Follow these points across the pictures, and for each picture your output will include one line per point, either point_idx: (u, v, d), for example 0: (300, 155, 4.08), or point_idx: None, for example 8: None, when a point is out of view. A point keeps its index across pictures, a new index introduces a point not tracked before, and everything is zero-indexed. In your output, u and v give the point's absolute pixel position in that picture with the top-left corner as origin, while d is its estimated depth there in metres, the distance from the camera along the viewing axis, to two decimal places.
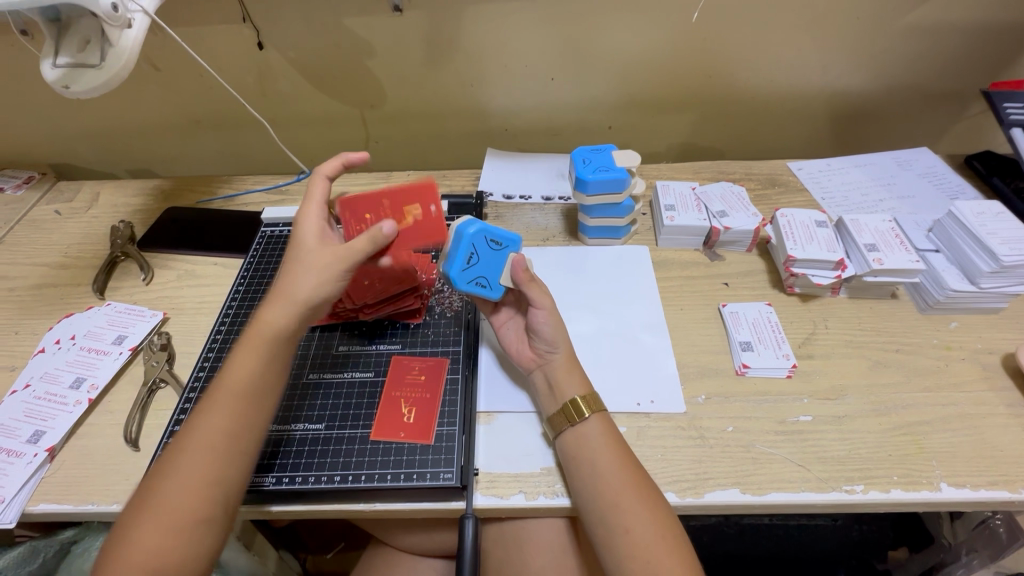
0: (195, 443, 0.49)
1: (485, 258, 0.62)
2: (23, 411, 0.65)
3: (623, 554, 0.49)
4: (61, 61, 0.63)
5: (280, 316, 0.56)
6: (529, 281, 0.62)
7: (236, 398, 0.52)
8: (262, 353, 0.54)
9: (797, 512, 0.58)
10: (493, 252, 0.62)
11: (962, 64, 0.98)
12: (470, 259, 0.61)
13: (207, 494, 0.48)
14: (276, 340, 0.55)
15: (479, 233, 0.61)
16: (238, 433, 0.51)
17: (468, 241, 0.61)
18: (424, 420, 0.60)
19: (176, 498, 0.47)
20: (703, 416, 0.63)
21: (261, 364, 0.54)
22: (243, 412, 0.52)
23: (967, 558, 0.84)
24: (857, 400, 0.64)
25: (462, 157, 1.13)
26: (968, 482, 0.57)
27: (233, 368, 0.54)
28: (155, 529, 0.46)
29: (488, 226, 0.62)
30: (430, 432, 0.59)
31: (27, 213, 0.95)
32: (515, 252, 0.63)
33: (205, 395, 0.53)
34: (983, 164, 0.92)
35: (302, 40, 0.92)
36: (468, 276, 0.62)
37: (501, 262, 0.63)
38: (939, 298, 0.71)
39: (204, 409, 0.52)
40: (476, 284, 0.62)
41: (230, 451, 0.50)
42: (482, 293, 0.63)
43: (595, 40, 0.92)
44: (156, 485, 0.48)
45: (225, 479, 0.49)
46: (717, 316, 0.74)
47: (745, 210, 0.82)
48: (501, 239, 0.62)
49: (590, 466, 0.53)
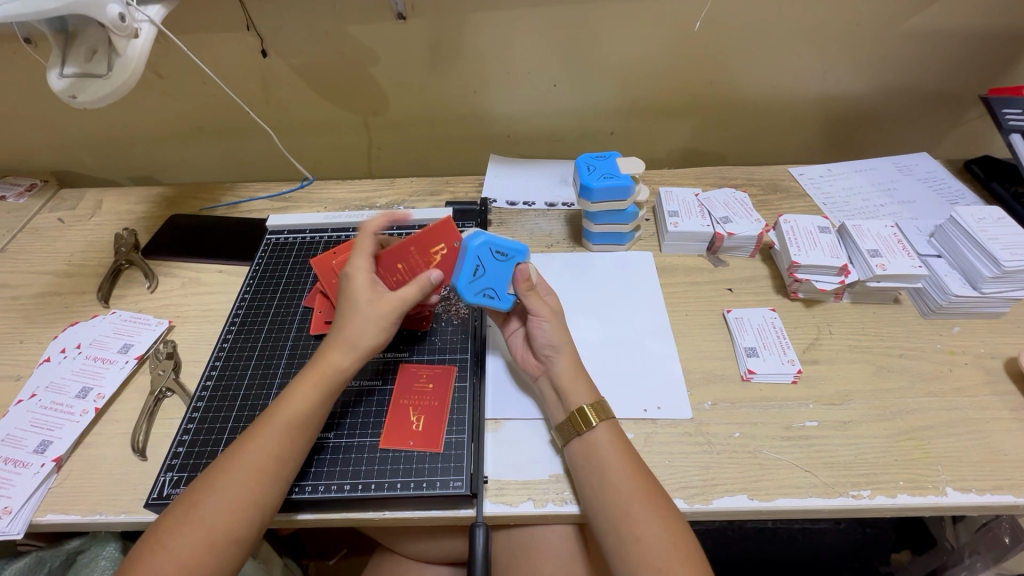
0: (247, 465, 0.50)
1: (491, 270, 0.61)
2: (30, 421, 0.65)
3: (635, 562, 0.49)
4: (67, 71, 0.63)
5: (337, 350, 0.57)
6: (528, 290, 0.62)
7: (290, 427, 0.53)
8: (322, 388, 0.56)
9: (804, 518, 0.58)
10: (498, 263, 0.61)
11: (960, 69, 0.99)
12: (476, 272, 0.61)
13: (246, 516, 0.49)
14: (335, 376, 0.56)
15: (484, 244, 0.60)
16: (288, 463, 0.52)
17: (473, 254, 0.60)
18: (433, 428, 0.60)
19: (218, 516, 0.48)
20: (709, 422, 0.64)
21: (318, 397, 0.55)
22: (296, 444, 0.53)
23: (970, 560, 0.85)
24: (862, 406, 0.65)
25: (465, 162, 1.13)
26: (974, 486, 0.58)
27: (292, 398, 0.55)
28: (191, 542, 0.46)
29: (493, 238, 0.61)
30: (440, 441, 0.60)
31: (30, 220, 0.95)
32: (521, 262, 0.62)
33: (259, 418, 0.54)
34: (982, 169, 0.93)
35: (305, 48, 0.92)
36: (475, 288, 0.61)
37: (507, 272, 0.62)
38: (941, 303, 0.71)
39: (257, 431, 0.53)
40: (484, 295, 0.62)
41: (276, 478, 0.51)
42: (491, 304, 0.62)
43: (597, 47, 0.93)
44: (199, 497, 0.49)
45: (265, 505, 0.50)
46: (722, 322, 0.74)
47: (748, 216, 0.83)
48: (507, 250, 0.61)
49: (600, 474, 0.54)
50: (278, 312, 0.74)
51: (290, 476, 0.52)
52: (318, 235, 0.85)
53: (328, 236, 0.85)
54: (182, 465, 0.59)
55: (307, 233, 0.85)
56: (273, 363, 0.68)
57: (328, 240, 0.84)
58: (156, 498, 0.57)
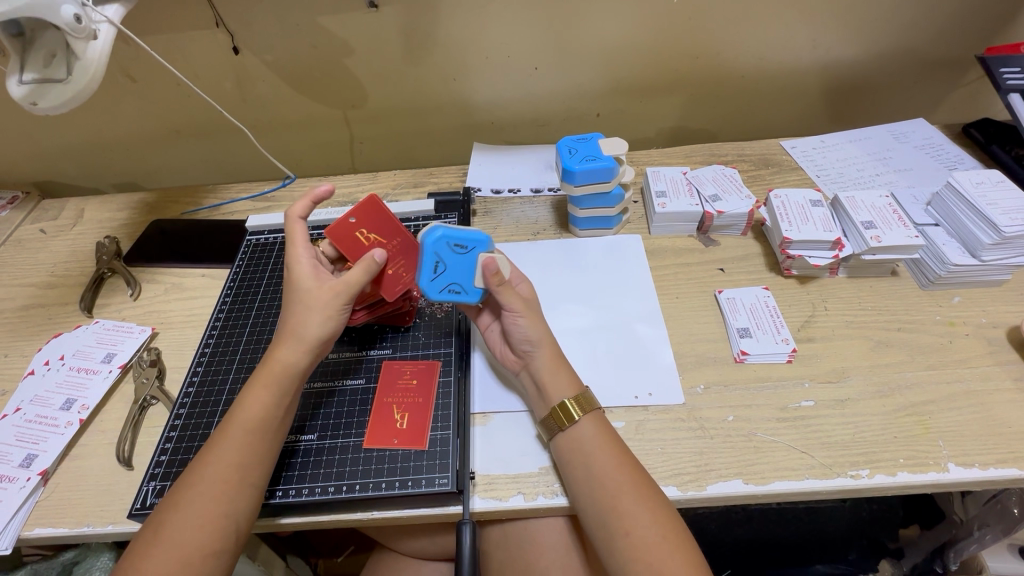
0: (210, 477, 0.49)
1: (452, 264, 0.60)
2: (15, 435, 0.65)
3: (626, 555, 0.47)
4: (26, 77, 0.61)
5: (286, 348, 0.55)
6: (500, 285, 0.59)
7: (248, 432, 0.52)
8: (273, 388, 0.54)
9: (803, 500, 0.57)
10: (460, 258, 0.60)
11: (955, 30, 0.95)
12: (437, 268, 0.59)
13: (218, 528, 0.48)
14: (286, 375, 0.55)
15: (441, 238, 0.59)
16: (253, 466, 0.51)
17: (430, 251, 0.59)
18: (417, 425, 0.59)
19: (189, 532, 0.47)
20: (702, 407, 0.62)
21: (272, 398, 0.54)
22: (257, 446, 0.52)
23: (980, 533, 0.84)
24: (859, 382, 0.63)
25: (450, 152, 1.11)
26: (977, 461, 0.56)
27: (245, 402, 0.53)
28: (166, 561, 0.45)
29: (450, 231, 0.59)
30: (425, 438, 0.58)
31: (12, 233, 0.94)
32: (484, 252, 0.60)
33: (218, 429, 0.53)
34: (980, 132, 0.90)
35: (277, 43, 0.90)
36: (438, 284, 0.60)
37: (469, 265, 0.60)
38: (940, 273, 0.69)
39: (217, 441, 0.52)
40: (450, 291, 0.61)
41: (243, 484, 0.50)
42: (459, 299, 0.61)
43: (577, 26, 0.90)
44: (167, 517, 0.48)
45: (237, 514, 0.49)
46: (714, 304, 0.72)
47: (738, 192, 0.80)
48: (466, 243, 0.60)
49: (586, 468, 0.52)
50: (259, 314, 0.73)
51: (260, 479, 0.51)
52: None
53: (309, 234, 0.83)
54: (165, 474, 0.58)
55: None
56: (255, 366, 0.67)
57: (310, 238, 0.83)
58: (139, 509, 0.56)
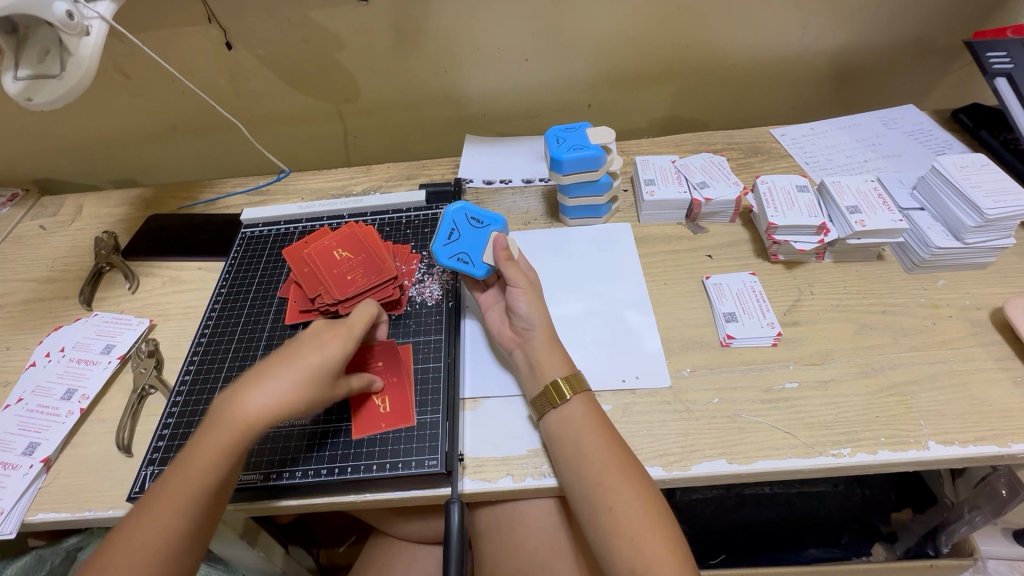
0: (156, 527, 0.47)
1: (467, 234, 0.66)
2: (18, 424, 0.66)
3: (609, 530, 0.49)
4: (21, 73, 0.62)
5: (254, 405, 0.51)
6: (507, 259, 0.63)
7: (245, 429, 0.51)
8: (229, 442, 0.50)
9: (786, 479, 0.58)
10: (474, 229, 0.66)
11: (944, 16, 0.95)
12: (451, 235, 0.66)
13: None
14: (242, 429, 0.51)
15: (460, 210, 0.67)
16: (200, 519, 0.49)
17: (450, 218, 0.67)
18: (401, 403, 0.61)
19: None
20: (688, 390, 0.63)
21: (228, 454, 0.50)
22: (206, 500, 0.49)
23: (970, 515, 0.85)
24: (843, 363, 0.64)
25: (443, 145, 1.12)
26: (957, 438, 0.57)
27: (201, 452, 0.50)
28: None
29: (470, 206, 0.67)
30: (411, 415, 0.60)
31: (12, 230, 0.96)
32: (496, 230, 0.66)
33: (171, 474, 0.50)
34: (969, 117, 0.91)
35: (270, 38, 0.91)
36: (450, 250, 0.65)
37: (481, 237, 0.65)
38: (924, 256, 0.70)
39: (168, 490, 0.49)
40: (458, 259, 0.64)
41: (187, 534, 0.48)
42: (466, 269, 0.64)
43: (565, 17, 0.90)
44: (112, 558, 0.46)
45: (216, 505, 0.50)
46: (701, 289, 0.73)
47: (726, 179, 0.81)
48: (483, 218, 0.67)
49: (574, 446, 0.54)
50: (254, 304, 0.74)
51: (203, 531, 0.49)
52: (293, 226, 0.84)
53: (302, 226, 0.84)
54: (162, 459, 0.60)
55: (282, 224, 0.85)
56: (250, 355, 0.69)
57: (303, 230, 0.84)
58: (138, 492, 0.58)
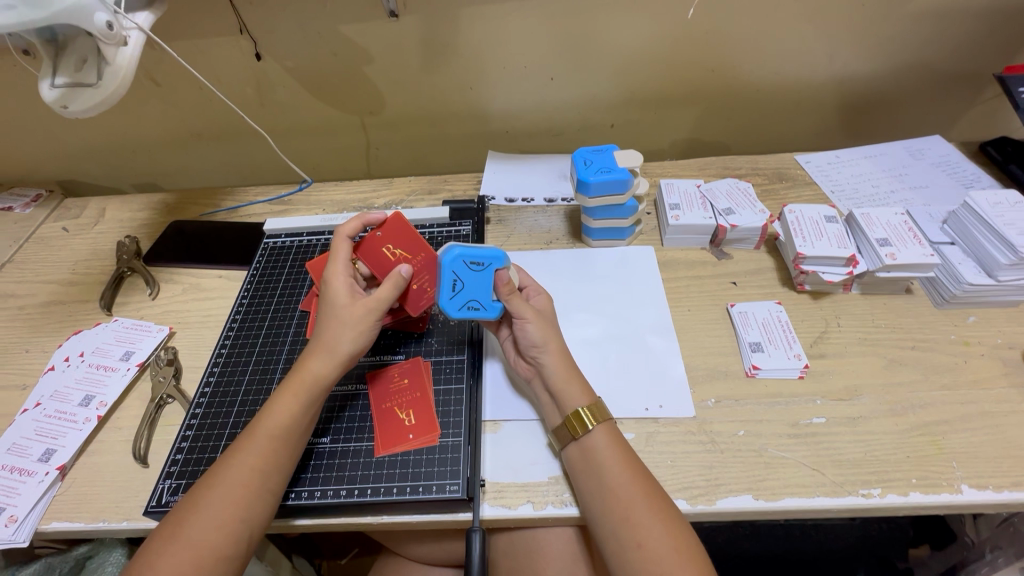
0: (235, 478, 0.50)
1: (470, 281, 0.61)
2: (35, 429, 0.66)
3: (634, 568, 0.48)
4: (58, 81, 0.63)
5: (316, 361, 0.57)
6: (511, 293, 0.61)
7: (273, 440, 0.53)
8: (302, 398, 0.55)
9: (812, 518, 0.57)
10: (477, 275, 0.61)
11: (973, 48, 0.95)
12: (455, 286, 0.60)
13: (232, 535, 0.48)
14: (315, 385, 0.56)
15: (457, 257, 0.60)
16: (271, 477, 0.52)
17: (448, 268, 0.60)
18: (426, 417, 0.61)
19: (204, 534, 0.47)
20: (713, 420, 0.62)
21: (300, 407, 0.55)
22: (278, 455, 0.53)
23: (992, 555, 0.83)
24: (872, 400, 0.63)
25: (465, 160, 1.12)
26: (990, 483, 0.55)
27: (272, 410, 0.55)
28: (178, 561, 0.46)
29: (466, 249, 0.60)
30: (435, 428, 0.60)
31: (35, 231, 0.96)
32: (501, 267, 0.61)
33: (242, 434, 0.54)
34: (998, 150, 0.90)
35: (299, 50, 0.92)
36: (457, 302, 0.61)
37: (487, 281, 0.61)
38: (955, 292, 0.69)
39: (240, 445, 0.53)
40: (469, 308, 0.61)
41: (262, 491, 0.51)
42: (479, 315, 0.62)
43: (594, 38, 0.91)
44: (184, 518, 0.48)
45: (253, 522, 0.50)
46: (726, 317, 0.72)
47: (752, 206, 0.80)
48: (482, 258, 0.61)
49: (598, 477, 0.53)
50: (276, 316, 0.74)
51: (275, 488, 0.52)
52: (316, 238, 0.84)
53: (325, 238, 0.84)
54: (181, 472, 0.59)
55: (305, 236, 0.85)
56: (270, 367, 0.68)
57: (326, 242, 0.84)
58: (155, 506, 0.57)
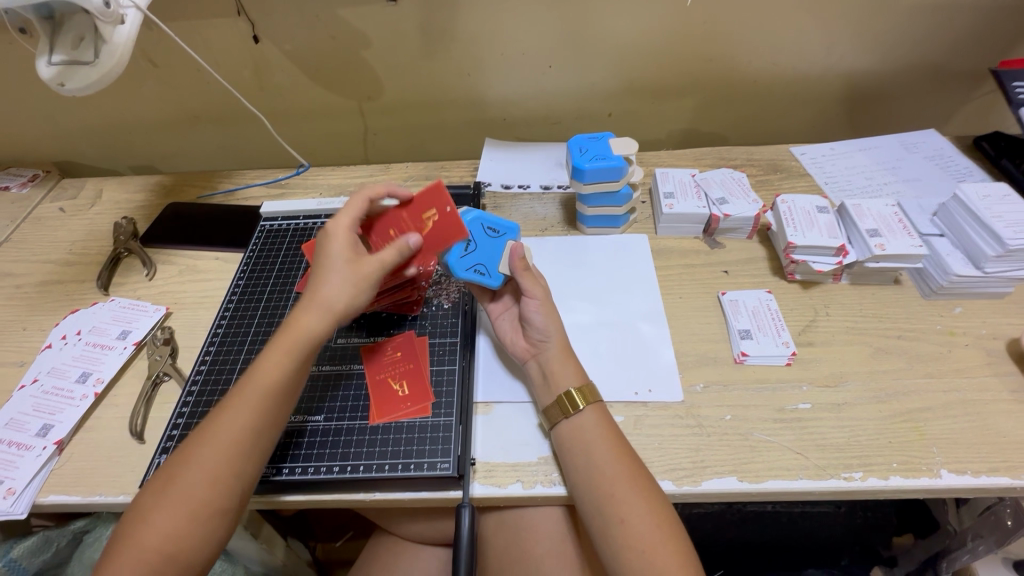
0: (235, 405, 0.53)
1: (482, 245, 0.64)
2: (32, 405, 0.67)
3: (620, 543, 0.49)
4: (55, 59, 0.64)
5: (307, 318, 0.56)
6: (523, 269, 0.63)
7: (264, 397, 0.53)
8: (293, 356, 0.55)
9: (795, 500, 0.58)
10: (489, 239, 0.65)
11: (971, 43, 0.95)
12: (468, 247, 0.63)
13: (226, 490, 0.50)
14: (306, 343, 0.56)
15: (475, 220, 0.65)
16: (266, 434, 0.53)
17: (465, 228, 0.64)
18: (419, 386, 0.63)
19: (197, 489, 0.49)
20: (701, 405, 0.63)
21: (289, 364, 0.55)
22: (269, 412, 0.53)
23: (973, 544, 0.84)
24: (857, 387, 0.64)
25: (462, 148, 1.13)
26: (969, 468, 0.57)
27: (262, 367, 0.55)
28: (173, 513, 0.48)
29: (485, 215, 0.65)
30: (429, 401, 0.62)
31: (32, 211, 0.96)
32: (513, 239, 0.65)
33: (231, 393, 0.54)
34: (991, 145, 0.90)
35: (297, 33, 0.92)
36: (466, 262, 0.63)
37: (499, 249, 0.65)
38: (942, 283, 0.70)
39: (229, 403, 0.53)
40: (475, 271, 0.63)
41: (254, 449, 0.52)
42: (482, 281, 0.64)
43: (592, 26, 0.91)
44: (178, 472, 0.49)
45: (245, 478, 0.51)
46: (717, 305, 0.73)
47: (745, 196, 0.81)
48: (498, 227, 0.65)
49: (586, 455, 0.54)
50: (271, 297, 0.75)
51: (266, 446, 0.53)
52: (312, 221, 0.85)
53: (321, 222, 0.85)
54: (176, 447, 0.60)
55: (301, 219, 0.86)
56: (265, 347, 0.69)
57: (322, 226, 0.84)
58: None
